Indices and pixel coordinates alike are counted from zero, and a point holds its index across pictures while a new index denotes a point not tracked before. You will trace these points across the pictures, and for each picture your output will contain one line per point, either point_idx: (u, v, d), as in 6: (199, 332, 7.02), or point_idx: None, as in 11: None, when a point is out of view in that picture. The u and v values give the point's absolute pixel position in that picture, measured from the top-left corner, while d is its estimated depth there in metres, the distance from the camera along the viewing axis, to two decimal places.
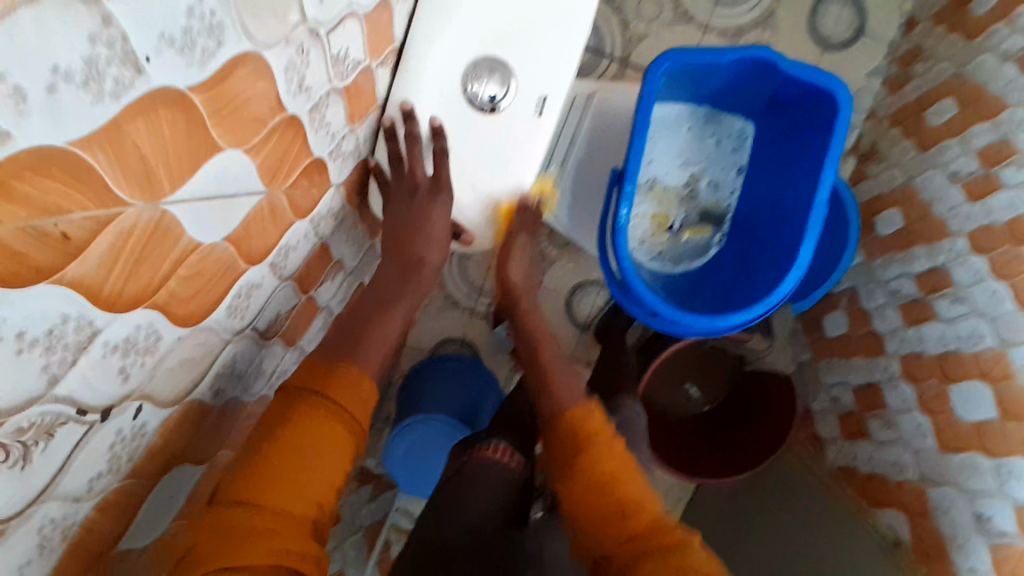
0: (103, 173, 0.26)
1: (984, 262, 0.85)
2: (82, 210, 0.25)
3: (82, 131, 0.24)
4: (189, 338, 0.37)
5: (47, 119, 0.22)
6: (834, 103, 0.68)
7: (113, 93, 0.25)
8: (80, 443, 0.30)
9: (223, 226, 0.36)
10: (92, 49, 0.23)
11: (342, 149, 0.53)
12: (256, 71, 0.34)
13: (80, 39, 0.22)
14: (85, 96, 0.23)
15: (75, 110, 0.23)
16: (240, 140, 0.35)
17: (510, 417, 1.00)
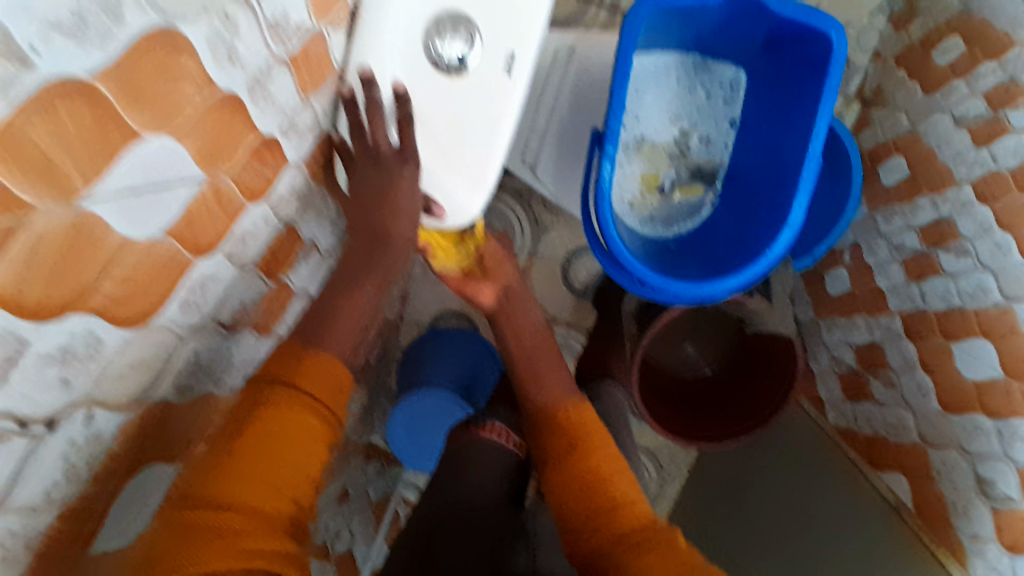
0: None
1: (990, 212, 0.81)
2: None
3: None
4: (139, 340, 0.36)
5: None
6: (827, 44, 0.64)
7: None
8: (27, 455, 0.30)
9: (158, 218, 0.34)
10: None
11: (297, 127, 0.50)
12: (171, 49, 0.31)
13: None
14: None
15: None
16: (165, 128, 0.33)
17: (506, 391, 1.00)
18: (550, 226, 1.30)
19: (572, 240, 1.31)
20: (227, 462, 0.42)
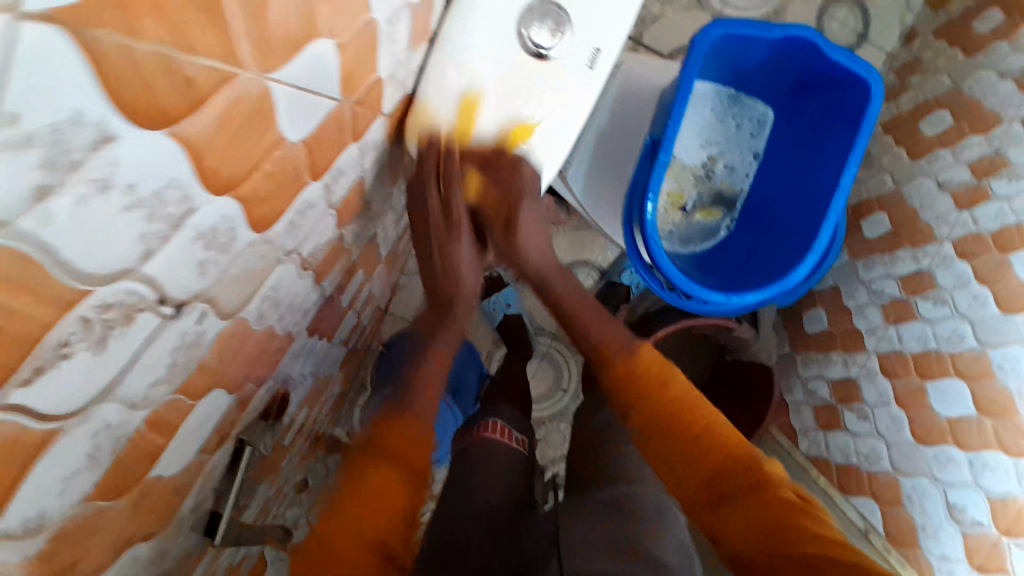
0: (236, 19, 0.22)
1: (968, 267, 0.90)
2: (210, 57, 0.21)
3: None
4: (254, 246, 0.34)
5: None
6: (866, 92, 0.70)
7: None
8: (151, 338, 0.26)
9: (304, 125, 0.33)
10: None
11: (396, 78, 0.50)
12: None
13: None
14: None
15: None
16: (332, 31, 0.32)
17: (502, 388, 1.00)
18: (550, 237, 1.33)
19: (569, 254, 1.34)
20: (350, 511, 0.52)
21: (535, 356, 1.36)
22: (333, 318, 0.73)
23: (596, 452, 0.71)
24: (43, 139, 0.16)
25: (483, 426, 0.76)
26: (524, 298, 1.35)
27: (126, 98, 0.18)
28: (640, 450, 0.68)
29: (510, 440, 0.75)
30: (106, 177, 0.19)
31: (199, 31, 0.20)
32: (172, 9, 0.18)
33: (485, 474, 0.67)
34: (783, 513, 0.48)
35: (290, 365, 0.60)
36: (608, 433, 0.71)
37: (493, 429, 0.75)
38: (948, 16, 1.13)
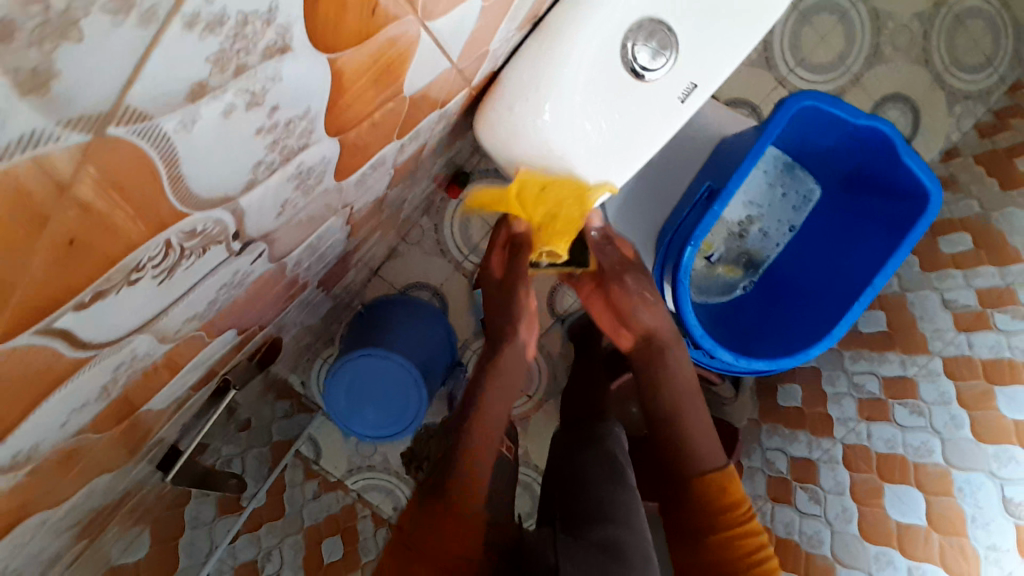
0: None
1: (953, 387, 0.92)
2: None
3: None
4: (327, 194, 0.30)
5: None
6: (923, 202, 0.70)
7: None
8: (210, 273, 0.23)
9: (418, 83, 0.30)
10: None
11: (495, 50, 0.46)
12: None
13: None
14: None
15: None
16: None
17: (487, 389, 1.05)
18: None
19: None
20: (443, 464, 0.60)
21: None
22: (338, 273, 0.69)
23: (588, 487, 0.76)
24: (229, 27, 0.13)
25: None
26: None
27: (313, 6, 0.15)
28: (630, 494, 0.75)
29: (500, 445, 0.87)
30: (260, 93, 0.15)
31: None
32: None
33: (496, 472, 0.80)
34: None
35: (291, 314, 0.57)
36: (604, 473, 0.78)
37: None
38: (993, 145, 1.10)
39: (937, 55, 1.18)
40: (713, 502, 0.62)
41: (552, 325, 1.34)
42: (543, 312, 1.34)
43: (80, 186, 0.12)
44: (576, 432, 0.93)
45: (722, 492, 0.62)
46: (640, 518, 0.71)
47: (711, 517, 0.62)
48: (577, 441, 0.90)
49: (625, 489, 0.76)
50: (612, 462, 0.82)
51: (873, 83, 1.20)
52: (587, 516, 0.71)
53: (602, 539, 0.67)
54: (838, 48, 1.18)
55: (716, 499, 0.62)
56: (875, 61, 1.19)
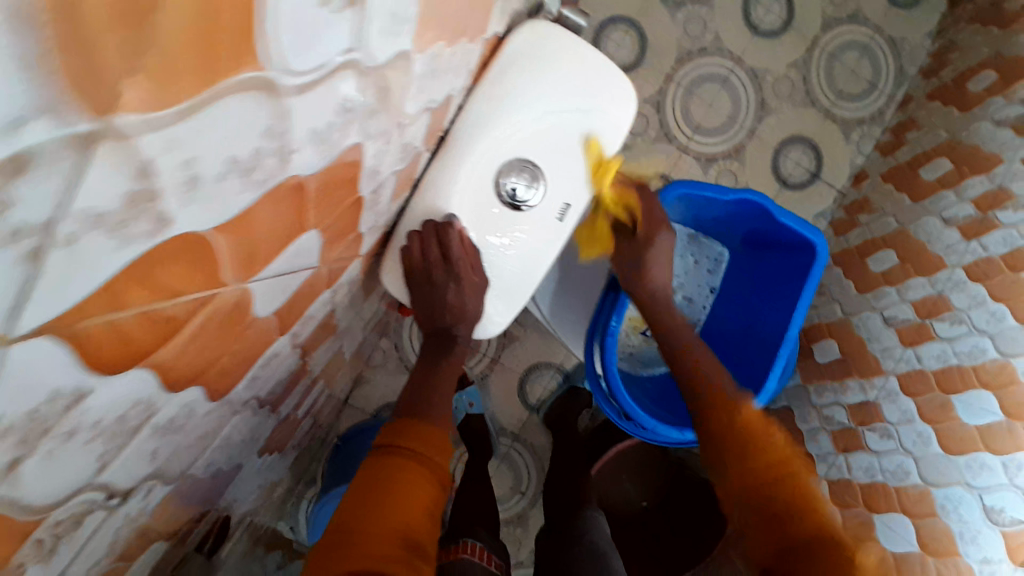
0: (222, 251, 0.24)
1: (914, 403, 0.92)
2: (187, 291, 0.23)
3: (222, 216, 0.22)
4: (215, 412, 0.36)
5: (194, 213, 0.20)
6: (811, 252, 0.76)
7: (260, 178, 0.24)
8: (93, 530, 0.28)
9: (275, 301, 0.35)
10: (261, 140, 0.22)
11: (377, 222, 0.53)
12: (354, 158, 0.35)
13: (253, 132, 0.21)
14: (239, 183, 0.22)
15: (225, 196, 0.21)
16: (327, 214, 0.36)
17: (466, 498, 1.10)
18: (517, 337, 1.36)
19: (536, 355, 1.37)
20: (362, 506, 0.44)
21: (495, 457, 1.36)
22: (288, 432, 0.73)
23: None
24: (19, 423, 0.18)
25: (462, 546, 0.93)
26: (490, 397, 1.37)
27: (97, 359, 0.20)
28: None
29: (488, 561, 0.92)
30: (71, 429, 0.21)
31: (181, 281, 0.22)
32: (158, 279, 0.20)
33: None
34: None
35: (240, 487, 0.61)
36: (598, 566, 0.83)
37: (471, 551, 0.92)
38: (898, 161, 1.19)
39: (821, 93, 1.30)
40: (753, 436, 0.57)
41: (528, 415, 1.37)
42: (517, 403, 1.37)
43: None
44: (551, 527, 0.98)
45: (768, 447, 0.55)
46: None
47: (735, 446, 0.57)
48: (557, 534, 0.95)
49: None
50: (593, 552, 0.87)
51: (768, 133, 1.31)
52: None
53: None
54: (728, 109, 1.30)
55: (761, 444, 0.56)
56: (764, 113, 1.30)
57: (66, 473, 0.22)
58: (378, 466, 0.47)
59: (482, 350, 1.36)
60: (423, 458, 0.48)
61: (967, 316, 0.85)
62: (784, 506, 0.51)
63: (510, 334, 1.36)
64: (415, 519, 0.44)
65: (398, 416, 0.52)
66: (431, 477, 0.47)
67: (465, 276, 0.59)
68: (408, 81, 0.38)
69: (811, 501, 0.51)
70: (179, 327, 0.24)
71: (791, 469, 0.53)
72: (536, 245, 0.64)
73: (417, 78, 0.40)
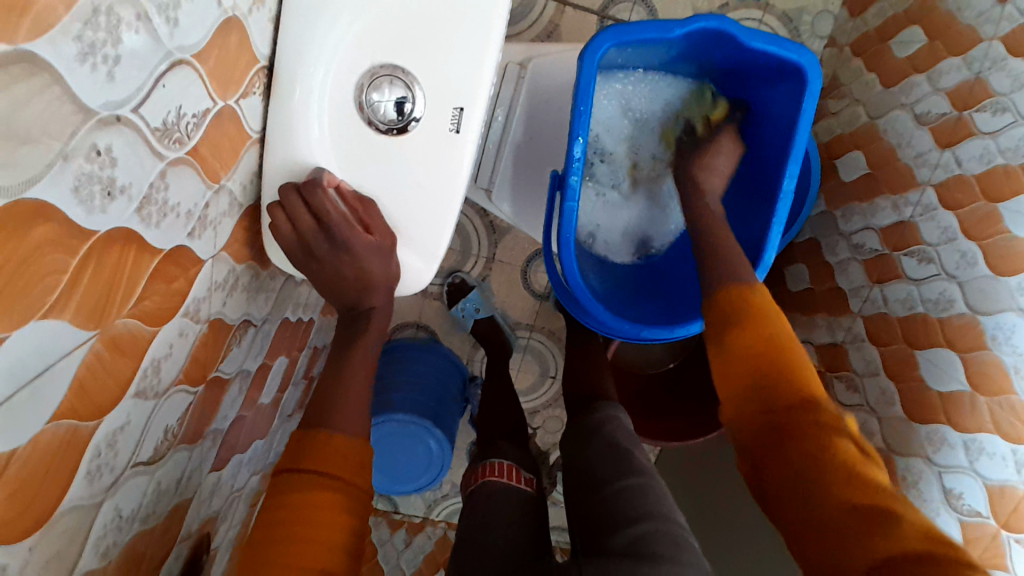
0: None
1: (955, 219, 0.81)
2: None
3: None
4: (44, 540, 0.31)
5: None
6: (800, 74, 0.59)
7: None
8: None
9: (41, 414, 0.28)
10: None
11: (211, 219, 0.43)
12: (28, 217, 0.25)
13: None
14: None
15: None
16: (34, 302, 0.26)
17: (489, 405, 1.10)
18: (508, 230, 1.27)
19: (531, 245, 1.28)
20: (274, 544, 0.42)
21: (517, 352, 1.34)
22: (260, 422, 0.70)
23: (601, 488, 0.77)
24: None
25: (490, 469, 0.87)
26: (493, 296, 1.31)
27: None
28: (644, 479, 0.76)
29: (519, 480, 0.85)
30: None
31: None
32: None
33: (518, 502, 0.81)
34: (833, 483, 0.41)
35: (213, 498, 0.59)
36: (612, 471, 0.78)
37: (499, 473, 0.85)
38: None
39: None
40: (759, 360, 0.49)
41: (539, 306, 1.32)
42: (524, 297, 1.32)
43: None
44: (569, 425, 0.93)
45: (766, 343, 0.49)
46: (660, 502, 0.73)
47: (750, 385, 0.49)
48: (573, 434, 0.91)
49: (639, 475, 0.77)
50: (615, 450, 0.83)
51: None
52: (609, 519, 0.72)
53: (632, 537, 0.68)
54: None
55: (751, 340, 0.50)
56: None
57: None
58: (287, 501, 0.44)
59: (474, 253, 1.28)
60: (340, 485, 0.45)
61: (1011, 101, 0.74)
62: (783, 406, 0.46)
63: (499, 228, 1.27)
64: (329, 561, 0.43)
65: (306, 427, 0.48)
66: (348, 504, 0.45)
67: (357, 246, 0.51)
68: (85, 70, 0.26)
69: (805, 400, 0.46)
70: None
71: (790, 363, 0.48)
72: (438, 174, 0.52)
73: (112, 56, 0.28)
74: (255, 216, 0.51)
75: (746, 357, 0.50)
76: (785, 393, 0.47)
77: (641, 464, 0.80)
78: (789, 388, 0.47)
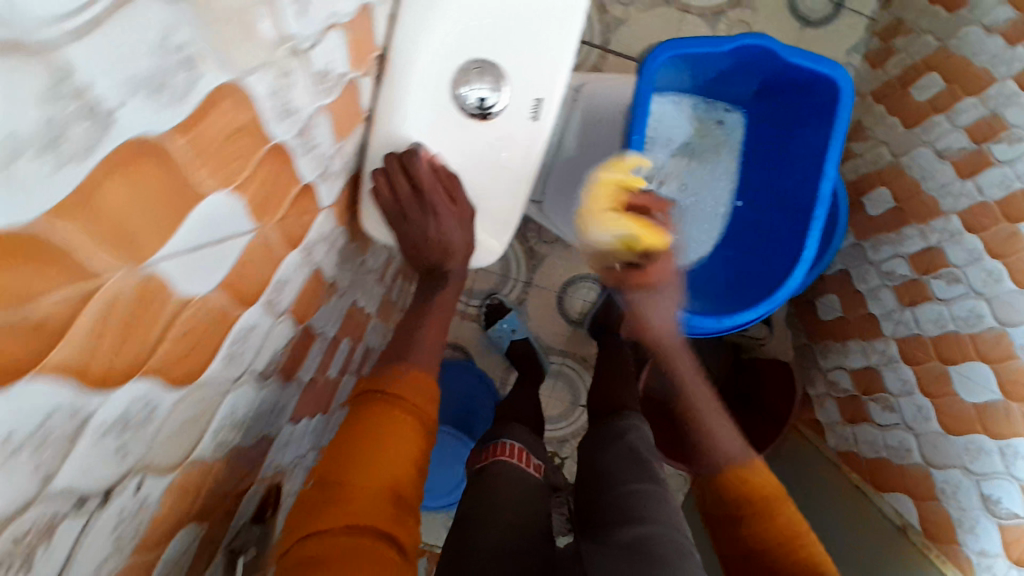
0: (85, 244, 0.22)
1: (980, 241, 0.85)
2: (60, 289, 0.21)
3: (55, 201, 0.20)
4: (188, 399, 0.34)
5: (10, 196, 0.18)
6: (834, 89, 0.67)
7: (85, 152, 0.20)
8: (81, 531, 0.28)
9: (213, 274, 0.33)
10: (56, 107, 0.18)
11: (331, 170, 0.50)
12: (240, 103, 0.30)
13: (43, 98, 0.18)
14: (53, 162, 0.19)
15: (46, 177, 0.19)
16: (230, 177, 0.31)
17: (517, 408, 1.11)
18: (546, 256, 1.34)
19: (567, 271, 1.34)
20: (348, 452, 0.46)
21: (549, 377, 1.37)
22: (323, 396, 0.74)
23: (614, 489, 0.79)
24: None
25: (501, 449, 0.87)
26: (529, 320, 1.36)
27: None
28: (658, 486, 0.77)
29: (528, 464, 0.86)
30: None
31: (39, 281, 0.20)
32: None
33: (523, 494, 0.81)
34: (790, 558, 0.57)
35: (283, 455, 0.62)
36: (627, 473, 0.80)
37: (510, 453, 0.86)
38: None
39: None
40: (730, 490, 0.65)
41: (573, 331, 1.37)
42: (559, 322, 1.36)
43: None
44: (592, 432, 0.95)
45: (761, 496, 0.62)
46: (669, 508, 0.74)
47: (742, 530, 0.62)
48: (594, 439, 0.92)
49: (652, 481, 0.78)
50: (634, 457, 0.84)
51: None
52: (618, 519, 0.74)
53: (633, 538, 0.70)
54: None
55: (756, 496, 0.63)
56: None
57: (1, 490, 0.22)
58: (362, 419, 0.48)
59: (513, 276, 1.34)
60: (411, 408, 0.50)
61: None
62: (757, 499, 0.62)
63: (538, 254, 1.34)
64: (396, 474, 0.47)
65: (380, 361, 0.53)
66: (415, 428, 0.50)
67: (444, 212, 0.57)
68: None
69: (788, 530, 0.59)
70: (71, 327, 0.22)
71: (776, 503, 0.61)
72: (518, 155, 0.60)
73: None
74: (355, 186, 0.58)
75: (739, 527, 0.62)
76: (777, 526, 0.60)
77: (656, 471, 0.81)
78: (774, 509, 0.61)
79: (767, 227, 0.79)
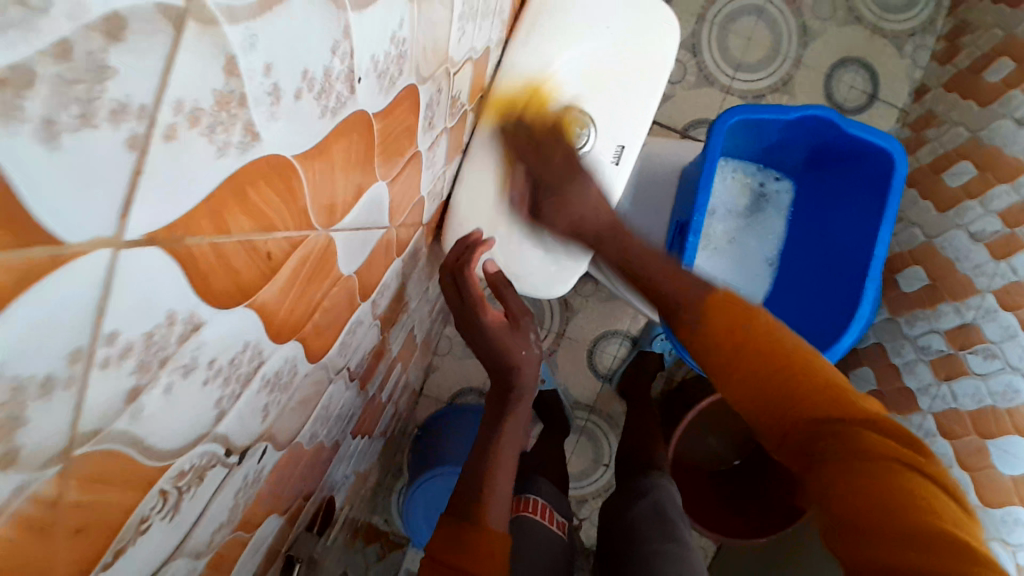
0: (308, 194, 0.24)
1: (1015, 317, 0.85)
2: (284, 231, 0.23)
3: (304, 146, 0.22)
4: (311, 376, 0.35)
5: (285, 126, 0.20)
6: (887, 161, 0.71)
7: (333, 110, 0.23)
8: (219, 487, 0.28)
9: (357, 259, 0.35)
10: (331, 58, 0.21)
11: (434, 191, 0.53)
12: (411, 106, 0.33)
13: (325, 47, 0.20)
14: (317, 111, 0.21)
15: (307, 121, 0.21)
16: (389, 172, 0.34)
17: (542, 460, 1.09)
18: (580, 310, 1.36)
19: (600, 326, 1.36)
20: None
21: (575, 432, 1.36)
22: (374, 417, 0.74)
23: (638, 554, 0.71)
24: (139, 357, 0.17)
25: (523, 504, 0.78)
26: (559, 372, 1.36)
27: (206, 280, 0.19)
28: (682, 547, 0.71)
29: (552, 521, 0.77)
30: (192, 362, 0.20)
31: (278, 213, 0.22)
32: (258, 200, 0.20)
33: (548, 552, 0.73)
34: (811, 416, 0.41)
35: (338, 470, 0.61)
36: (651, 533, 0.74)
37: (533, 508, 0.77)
38: (956, 69, 1.12)
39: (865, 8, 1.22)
40: None
41: (601, 387, 1.36)
42: (588, 377, 1.36)
43: (72, 492, 0.17)
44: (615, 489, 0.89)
45: None
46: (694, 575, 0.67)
47: None
48: (618, 497, 0.85)
49: (677, 543, 0.72)
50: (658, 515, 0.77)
51: (815, 57, 1.24)
52: None
53: None
54: (769, 42, 1.22)
55: None
56: (809, 39, 1.23)
57: (190, 415, 0.22)
58: None
59: (546, 327, 1.36)
60: None
61: None
62: None
63: (572, 306, 1.36)
64: None
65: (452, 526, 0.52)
66: None
67: None
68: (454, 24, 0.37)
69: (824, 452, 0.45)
70: (280, 267, 0.24)
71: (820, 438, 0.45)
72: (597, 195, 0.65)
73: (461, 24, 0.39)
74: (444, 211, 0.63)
75: None
76: None
77: (682, 533, 0.75)
78: None
79: (820, 291, 0.81)
